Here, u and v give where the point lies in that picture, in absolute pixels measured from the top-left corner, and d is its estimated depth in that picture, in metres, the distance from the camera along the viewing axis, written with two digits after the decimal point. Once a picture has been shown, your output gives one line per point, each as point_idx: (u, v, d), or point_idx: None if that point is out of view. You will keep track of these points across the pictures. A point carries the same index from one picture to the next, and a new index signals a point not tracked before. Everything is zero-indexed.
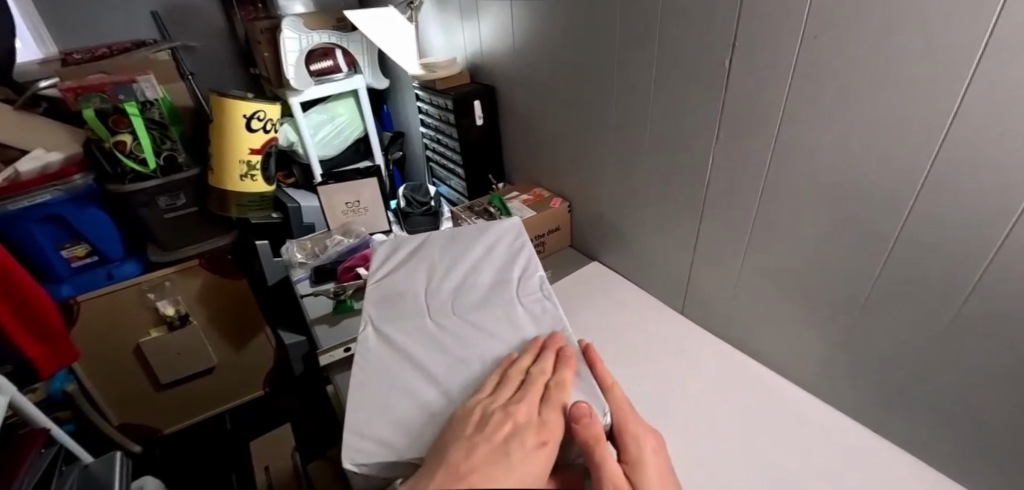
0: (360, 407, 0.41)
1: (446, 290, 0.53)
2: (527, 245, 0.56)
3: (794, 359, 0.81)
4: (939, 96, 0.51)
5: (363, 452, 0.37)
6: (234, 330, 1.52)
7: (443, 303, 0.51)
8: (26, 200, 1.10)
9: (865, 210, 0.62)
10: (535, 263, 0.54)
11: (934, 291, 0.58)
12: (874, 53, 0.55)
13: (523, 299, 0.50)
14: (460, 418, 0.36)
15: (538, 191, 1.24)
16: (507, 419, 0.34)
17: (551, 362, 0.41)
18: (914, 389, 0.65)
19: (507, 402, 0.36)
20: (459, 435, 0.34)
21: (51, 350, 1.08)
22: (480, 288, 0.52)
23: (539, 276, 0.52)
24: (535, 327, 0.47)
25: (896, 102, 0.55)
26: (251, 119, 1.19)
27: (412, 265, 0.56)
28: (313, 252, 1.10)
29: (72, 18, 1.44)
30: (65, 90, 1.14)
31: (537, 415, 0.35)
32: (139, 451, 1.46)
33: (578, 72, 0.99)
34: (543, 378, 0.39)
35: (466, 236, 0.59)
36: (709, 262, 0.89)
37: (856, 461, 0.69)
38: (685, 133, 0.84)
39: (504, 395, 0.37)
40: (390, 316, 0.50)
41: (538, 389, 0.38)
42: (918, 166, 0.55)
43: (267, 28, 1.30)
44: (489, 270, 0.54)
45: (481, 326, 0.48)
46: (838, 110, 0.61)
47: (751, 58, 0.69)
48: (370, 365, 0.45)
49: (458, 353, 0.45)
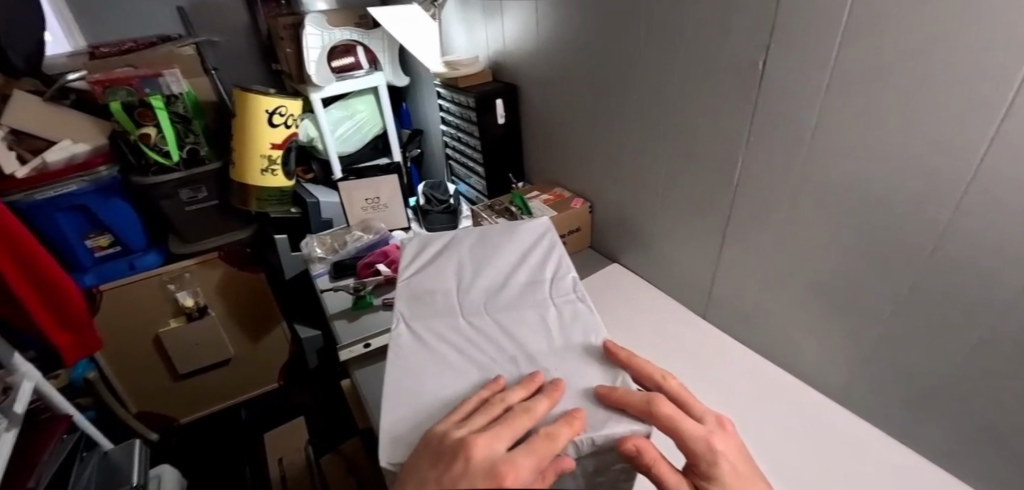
0: (392, 403, 0.40)
1: (479, 290, 0.52)
2: (558, 245, 0.56)
3: (817, 369, 0.78)
4: (967, 97, 0.49)
5: (391, 448, 0.37)
6: (251, 323, 1.54)
7: (476, 302, 0.51)
8: (54, 191, 1.13)
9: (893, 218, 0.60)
10: (568, 264, 0.54)
11: (958, 297, 0.56)
12: (897, 48, 0.53)
13: (556, 300, 0.50)
14: (423, 444, 0.34)
15: (558, 191, 1.23)
16: (459, 455, 0.30)
17: (543, 405, 0.36)
18: (940, 400, 0.62)
19: (472, 432, 0.33)
20: (417, 467, 0.32)
21: (77, 339, 1.09)
22: (513, 288, 0.52)
23: (572, 277, 0.52)
24: (569, 328, 0.46)
25: (917, 101, 0.53)
26: (273, 114, 1.20)
27: (443, 264, 0.56)
28: (333, 247, 1.13)
29: (102, 13, 1.48)
30: (94, 83, 1.15)
31: (500, 453, 0.31)
32: (156, 440, 1.48)
33: (601, 71, 0.98)
34: (528, 417, 0.34)
35: (496, 235, 0.58)
36: (732, 269, 0.87)
37: (874, 466, 0.67)
38: (707, 136, 0.82)
39: (475, 423, 0.34)
40: (422, 314, 0.50)
41: (518, 427, 0.33)
42: (959, 169, 0.51)
43: (289, 24, 1.31)
44: (521, 270, 0.54)
45: (515, 326, 0.47)
46: (862, 111, 0.59)
47: (771, 58, 0.67)
48: (401, 361, 0.44)
49: (493, 353, 0.44)
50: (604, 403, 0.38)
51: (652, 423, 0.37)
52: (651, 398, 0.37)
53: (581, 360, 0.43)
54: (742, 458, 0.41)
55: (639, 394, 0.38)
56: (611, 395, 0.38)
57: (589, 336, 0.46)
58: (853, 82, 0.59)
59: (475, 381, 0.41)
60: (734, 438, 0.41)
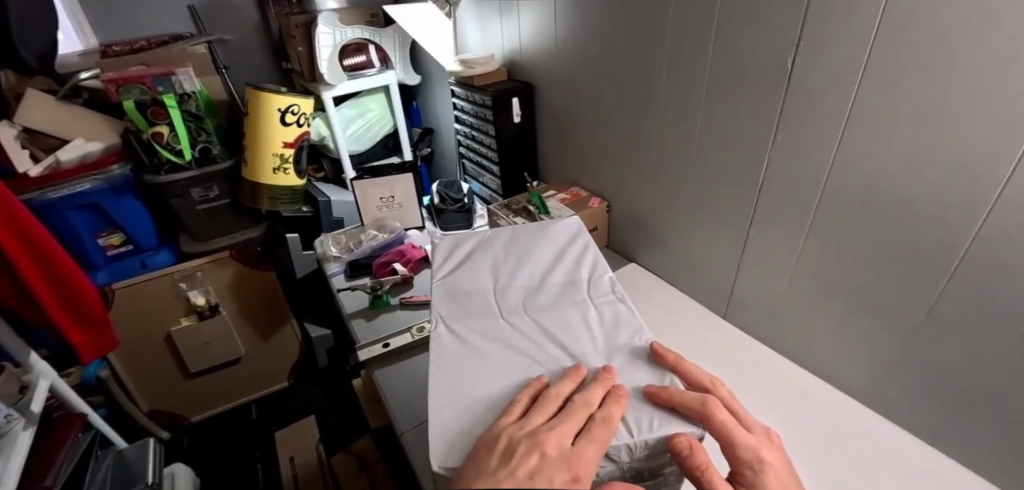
0: (439, 405, 0.40)
1: (516, 290, 0.52)
2: (592, 244, 0.56)
3: (840, 370, 0.78)
4: (992, 101, 0.49)
5: (443, 451, 0.36)
6: (263, 322, 1.54)
7: (514, 302, 0.51)
8: (68, 189, 1.13)
9: (928, 220, 0.58)
10: (604, 264, 0.53)
11: (988, 298, 0.55)
12: (924, 47, 0.53)
13: (595, 300, 0.50)
14: (482, 443, 0.33)
15: (575, 190, 1.23)
16: (533, 450, 0.31)
17: (598, 392, 0.37)
18: (970, 403, 0.61)
19: (536, 429, 0.33)
20: (482, 465, 0.31)
21: (93, 336, 1.10)
22: (550, 289, 0.52)
23: (609, 278, 0.52)
24: (611, 329, 0.46)
25: (947, 100, 0.53)
26: (285, 112, 1.20)
27: (477, 264, 0.56)
28: (347, 245, 1.13)
29: (115, 13, 1.48)
30: (108, 81, 1.14)
31: (568, 446, 0.33)
32: (167, 438, 1.48)
33: (620, 69, 0.97)
34: (587, 408, 0.36)
35: (527, 237, 0.58)
36: (752, 269, 0.87)
37: (884, 467, 0.65)
38: (729, 135, 0.81)
39: (534, 422, 0.34)
40: (461, 315, 0.50)
41: (582, 419, 0.35)
42: (997, 169, 0.50)
43: (301, 23, 1.30)
44: (557, 270, 0.54)
45: (555, 326, 0.47)
46: (880, 113, 0.59)
47: (799, 56, 0.67)
48: (445, 362, 0.44)
49: (536, 354, 0.44)
50: (656, 404, 0.38)
51: (705, 426, 0.37)
52: (706, 400, 0.37)
53: (628, 362, 0.42)
54: (788, 470, 0.40)
55: (693, 395, 0.38)
56: (663, 396, 0.38)
57: (632, 336, 0.45)
58: (881, 81, 0.58)
59: (520, 384, 0.41)
60: (781, 448, 0.41)
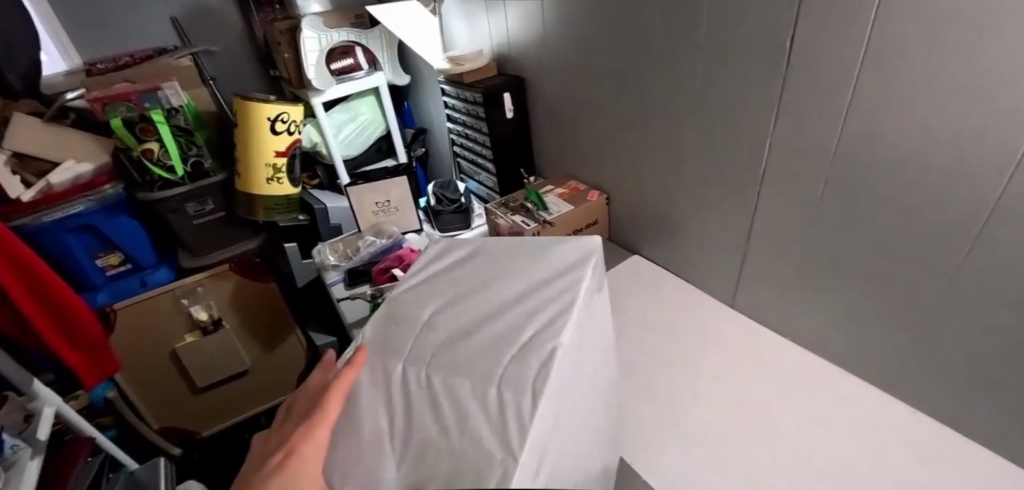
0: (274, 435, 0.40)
1: (442, 327, 0.39)
2: (575, 300, 0.39)
3: (858, 354, 0.77)
4: (999, 77, 0.49)
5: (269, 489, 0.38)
6: (266, 333, 1.53)
7: (428, 341, 0.38)
8: (61, 211, 1.11)
9: (943, 202, 0.58)
10: (561, 326, 0.36)
11: (1006, 274, 0.55)
12: (930, 22, 0.52)
13: (509, 373, 0.33)
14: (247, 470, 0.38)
15: (573, 184, 1.21)
16: (263, 458, 0.36)
17: (316, 373, 0.40)
18: (991, 376, 0.61)
19: (274, 439, 0.37)
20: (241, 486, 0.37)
21: (92, 360, 1.09)
22: (482, 339, 0.37)
23: (553, 346, 0.34)
24: (490, 421, 0.30)
25: (957, 75, 0.52)
26: (274, 121, 1.18)
27: (440, 279, 0.46)
28: (346, 253, 1.11)
29: (96, 29, 1.45)
30: (92, 101, 1.13)
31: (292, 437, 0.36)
32: (179, 455, 1.48)
33: (613, 58, 0.95)
34: (308, 389, 0.39)
35: (512, 266, 0.46)
36: (761, 254, 0.85)
37: (888, 457, 0.66)
38: (730, 121, 0.80)
39: (271, 433, 0.38)
40: (371, 337, 0.41)
41: (302, 400, 0.38)
42: (1011, 146, 0.49)
43: (285, 28, 1.28)
44: (506, 318, 0.39)
45: (436, 395, 0.33)
46: (891, 92, 0.58)
47: (802, 37, 0.65)
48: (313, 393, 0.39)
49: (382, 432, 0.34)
50: None
51: None
52: None
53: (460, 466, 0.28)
54: None
55: None
56: None
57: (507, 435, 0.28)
58: (890, 58, 0.57)
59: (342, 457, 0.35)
60: None
